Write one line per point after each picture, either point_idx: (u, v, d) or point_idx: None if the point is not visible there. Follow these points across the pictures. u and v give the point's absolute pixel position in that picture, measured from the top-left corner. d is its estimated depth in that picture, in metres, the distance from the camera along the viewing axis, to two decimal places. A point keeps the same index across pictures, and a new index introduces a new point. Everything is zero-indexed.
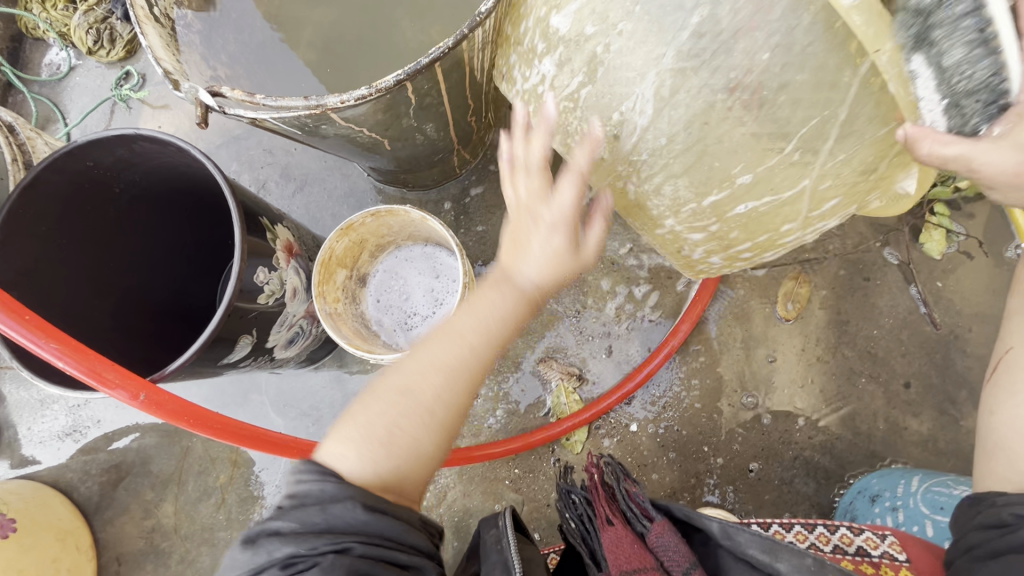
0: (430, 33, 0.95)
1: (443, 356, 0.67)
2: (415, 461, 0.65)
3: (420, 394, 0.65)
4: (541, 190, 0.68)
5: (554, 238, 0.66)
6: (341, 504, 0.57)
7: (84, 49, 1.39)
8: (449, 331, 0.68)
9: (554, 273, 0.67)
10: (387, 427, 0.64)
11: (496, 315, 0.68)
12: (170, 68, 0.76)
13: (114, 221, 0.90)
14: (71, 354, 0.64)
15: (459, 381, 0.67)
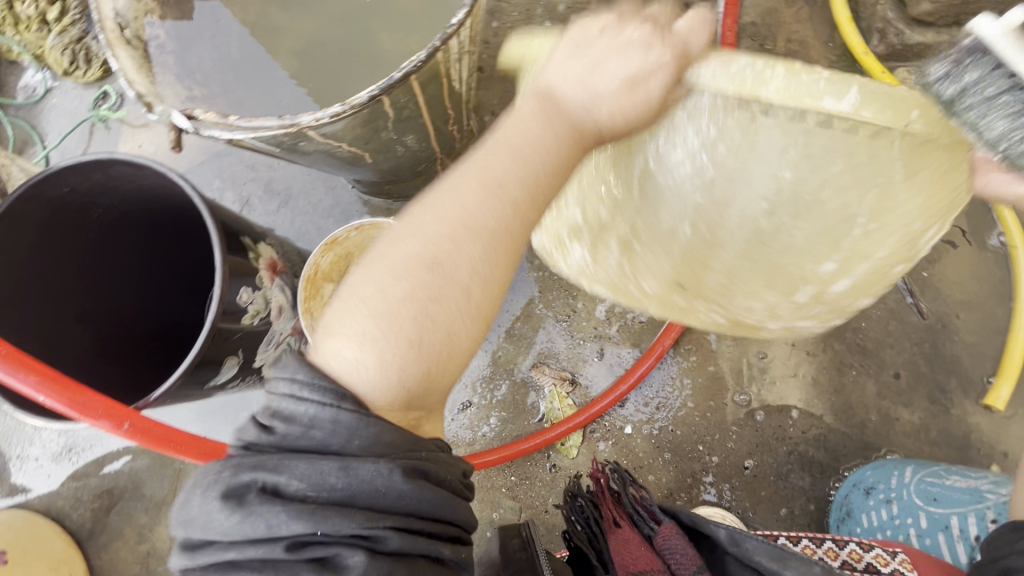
0: (408, 44, 0.95)
1: (487, 216, 0.56)
2: (450, 354, 0.56)
3: (454, 270, 0.55)
4: (624, 40, 0.58)
5: (647, 86, 0.58)
6: (370, 466, 0.48)
7: (61, 71, 1.38)
8: (487, 184, 0.57)
9: (627, 119, 0.59)
10: (416, 315, 0.54)
11: (552, 162, 0.58)
12: (143, 91, 0.75)
13: (94, 245, 0.89)
14: (50, 386, 0.63)
15: (503, 257, 0.57)
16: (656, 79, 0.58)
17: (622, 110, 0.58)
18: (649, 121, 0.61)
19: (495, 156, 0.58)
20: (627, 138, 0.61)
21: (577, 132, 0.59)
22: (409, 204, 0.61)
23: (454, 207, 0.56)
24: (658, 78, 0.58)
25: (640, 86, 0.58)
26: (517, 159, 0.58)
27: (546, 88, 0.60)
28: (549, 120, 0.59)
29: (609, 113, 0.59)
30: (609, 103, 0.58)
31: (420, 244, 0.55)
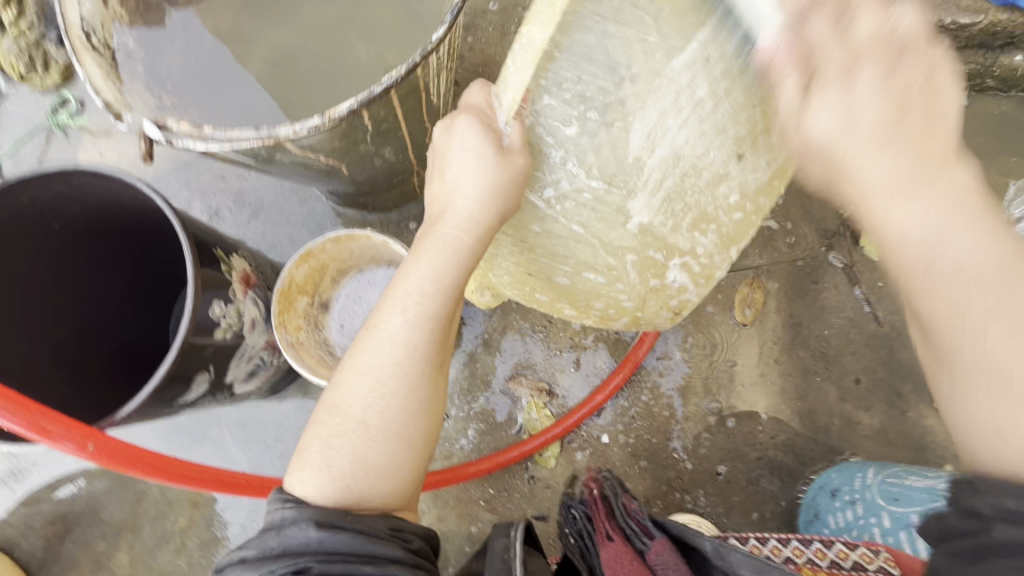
0: (384, 57, 0.96)
1: (371, 355, 0.72)
2: (369, 475, 0.69)
3: (348, 408, 0.71)
4: (447, 132, 0.73)
5: (469, 145, 0.70)
6: (296, 526, 0.63)
7: (16, 76, 1.32)
8: (372, 337, 0.72)
9: (485, 195, 0.70)
10: (324, 450, 0.69)
11: (427, 283, 0.72)
12: (111, 99, 0.74)
13: (55, 261, 0.85)
14: (10, 408, 0.60)
15: (393, 384, 0.71)
16: (474, 134, 0.69)
17: (467, 192, 0.70)
18: (502, 170, 0.69)
19: (378, 312, 0.74)
20: (494, 215, 0.71)
21: (440, 245, 0.72)
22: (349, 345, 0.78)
23: (349, 357, 0.73)
24: (472, 140, 0.69)
25: (465, 150, 0.70)
26: (393, 297, 0.73)
27: (427, 221, 0.76)
28: (419, 249, 0.74)
29: (455, 213, 0.72)
30: (452, 198, 0.72)
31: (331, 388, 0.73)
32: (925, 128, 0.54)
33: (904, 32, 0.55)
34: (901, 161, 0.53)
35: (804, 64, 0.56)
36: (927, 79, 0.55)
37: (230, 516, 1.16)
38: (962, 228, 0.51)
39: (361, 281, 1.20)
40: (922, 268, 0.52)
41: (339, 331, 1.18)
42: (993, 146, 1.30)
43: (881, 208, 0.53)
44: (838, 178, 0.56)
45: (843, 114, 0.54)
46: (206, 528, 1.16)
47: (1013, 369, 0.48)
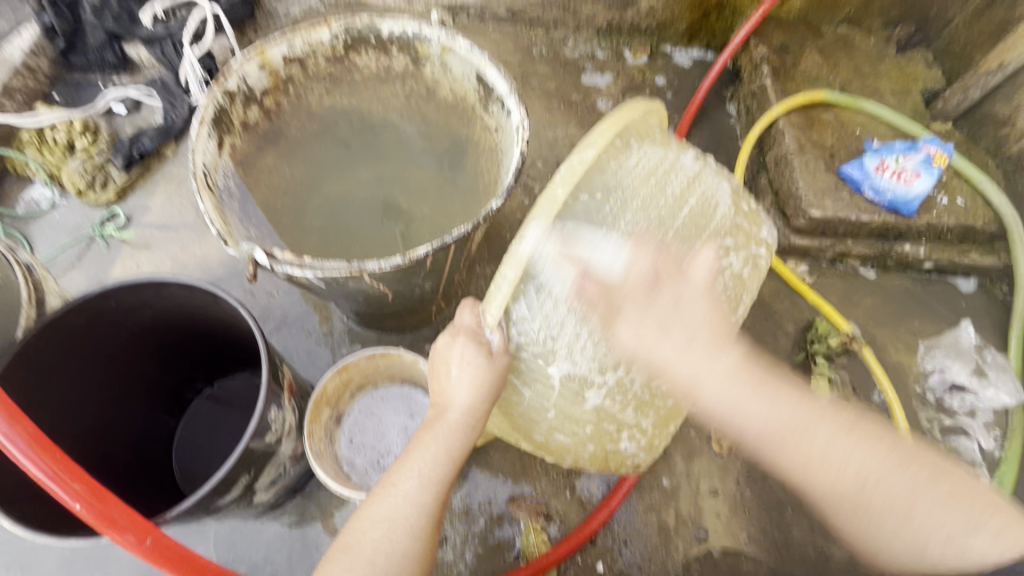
0: (422, 208, 1.26)
1: (382, 510, 0.78)
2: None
3: (362, 547, 0.76)
4: (448, 344, 0.85)
5: (465, 362, 0.81)
6: None
7: (74, 190, 1.47)
8: (388, 490, 0.80)
9: (479, 384, 0.81)
10: None
11: (439, 455, 0.82)
12: (221, 229, 0.89)
13: (111, 357, 0.96)
14: (90, 496, 0.63)
15: (401, 534, 0.77)
16: (470, 350, 0.81)
17: (462, 389, 0.81)
18: (490, 373, 0.81)
19: (398, 466, 0.82)
20: (488, 400, 0.83)
21: (447, 429, 0.83)
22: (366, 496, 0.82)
23: (363, 507, 0.80)
24: (470, 354, 0.81)
25: (462, 362, 0.81)
26: (409, 461, 0.81)
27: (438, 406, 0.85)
28: (424, 432, 0.84)
29: (456, 405, 0.82)
30: (452, 391, 0.82)
31: (352, 533, 0.77)
32: (677, 306, 0.83)
33: (655, 275, 0.83)
34: (697, 357, 0.82)
35: (612, 292, 0.82)
36: (672, 267, 0.85)
37: None
38: (750, 400, 0.83)
39: (374, 397, 1.27)
40: (730, 413, 0.83)
41: (347, 445, 1.21)
42: (901, 311, 1.62)
43: (652, 354, 0.82)
44: (651, 362, 0.83)
45: (640, 336, 0.82)
46: None
47: (861, 495, 0.80)
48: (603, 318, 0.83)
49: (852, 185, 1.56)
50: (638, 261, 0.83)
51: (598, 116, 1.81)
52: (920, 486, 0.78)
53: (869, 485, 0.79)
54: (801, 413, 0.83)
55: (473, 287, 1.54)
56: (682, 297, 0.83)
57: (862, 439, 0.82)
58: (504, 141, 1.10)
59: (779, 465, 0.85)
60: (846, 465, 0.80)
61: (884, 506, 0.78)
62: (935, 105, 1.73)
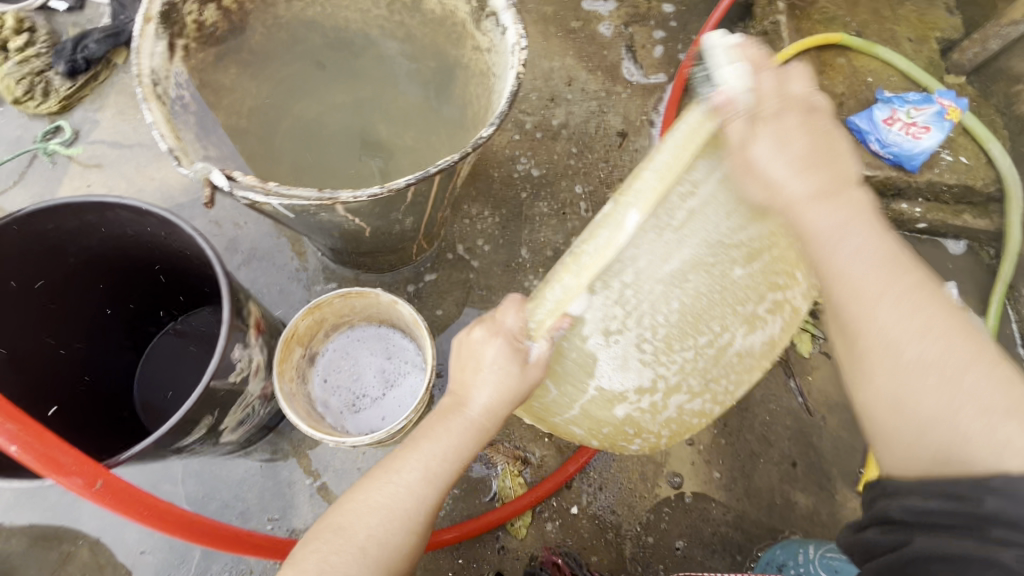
0: (405, 137, 1.16)
1: (381, 496, 0.74)
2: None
3: (353, 532, 0.72)
4: (484, 333, 0.79)
5: (495, 361, 0.76)
6: None
7: (10, 98, 1.33)
8: (387, 474, 0.76)
9: (502, 392, 0.77)
10: (319, 564, 0.69)
11: (448, 451, 0.77)
12: (173, 146, 0.80)
13: (56, 284, 0.88)
14: (28, 438, 0.58)
15: (397, 526, 0.73)
16: (502, 351, 0.76)
17: (485, 389, 0.77)
18: (521, 383, 0.77)
19: (403, 453, 0.78)
20: (511, 405, 0.78)
21: (456, 427, 0.78)
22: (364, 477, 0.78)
23: (361, 486, 0.76)
24: (498, 355, 0.76)
25: (494, 364, 0.76)
26: (416, 451, 0.77)
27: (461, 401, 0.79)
28: (435, 423, 0.79)
29: (475, 403, 0.78)
30: (475, 388, 0.78)
31: (340, 514, 0.74)
32: (831, 154, 0.72)
33: (813, 103, 0.73)
34: (815, 183, 0.71)
35: (753, 114, 0.71)
36: (828, 151, 0.72)
37: None
38: (852, 228, 0.70)
39: (350, 337, 1.22)
40: (827, 253, 0.70)
41: (321, 386, 1.17)
42: None
43: (773, 174, 0.72)
44: (770, 198, 0.73)
45: (780, 148, 0.71)
46: None
47: (896, 344, 0.65)
48: (735, 150, 0.73)
49: (858, 137, 1.49)
50: (774, 77, 0.73)
51: (598, 46, 1.67)
52: (970, 362, 0.62)
53: (923, 363, 0.63)
54: (897, 260, 0.68)
55: (455, 227, 1.46)
56: (822, 128, 0.73)
57: (937, 305, 0.66)
58: (497, 64, 0.99)
59: (851, 343, 0.70)
60: (922, 333, 0.64)
61: (905, 367, 0.64)
62: (950, 56, 1.63)
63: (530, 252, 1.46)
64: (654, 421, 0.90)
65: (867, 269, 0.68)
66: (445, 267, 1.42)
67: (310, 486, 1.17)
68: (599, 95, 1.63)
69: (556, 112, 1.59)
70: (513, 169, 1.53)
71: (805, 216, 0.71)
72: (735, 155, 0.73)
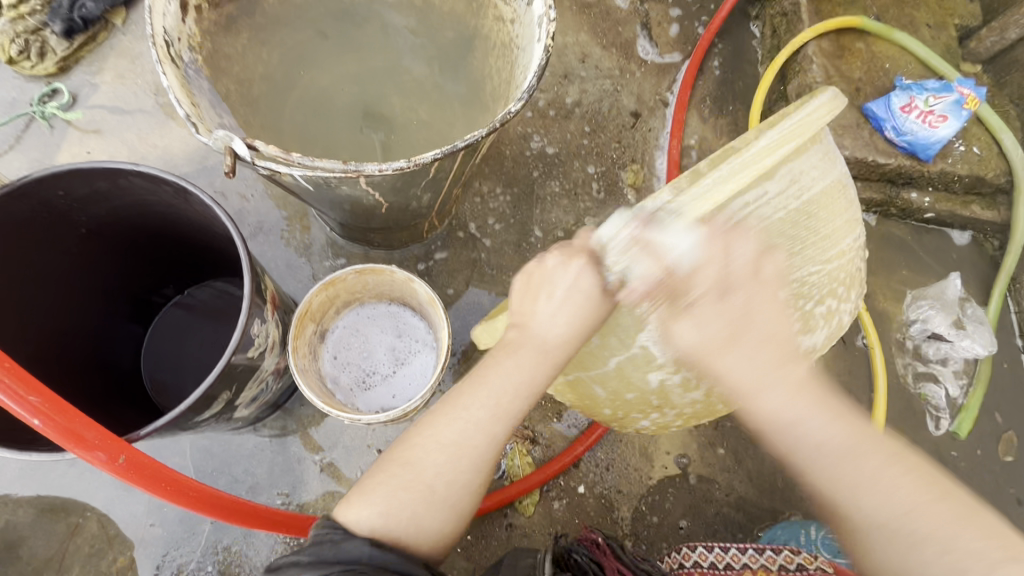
0: (418, 111, 1.11)
1: (451, 433, 0.74)
2: (422, 533, 0.72)
3: (421, 471, 0.73)
4: (564, 260, 0.77)
5: (581, 284, 0.75)
6: (353, 542, 0.68)
7: (4, 58, 1.27)
8: (459, 410, 0.75)
9: (580, 314, 0.76)
10: (388, 500, 0.72)
11: (519, 384, 0.76)
12: (190, 112, 0.76)
13: (65, 253, 0.85)
14: (50, 411, 0.56)
15: (465, 463, 0.74)
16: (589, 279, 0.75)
17: (559, 320, 0.76)
18: (598, 312, 0.76)
19: (475, 387, 0.77)
20: (581, 342, 0.78)
21: (525, 359, 0.76)
22: (427, 415, 0.78)
23: (427, 425, 0.76)
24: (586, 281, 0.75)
25: (575, 286, 0.75)
26: (485, 386, 0.76)
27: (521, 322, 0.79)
28: (506, 348, 0.79)
29: (549, 334, 0.76)
30: (547, 316, 0.77)
31: (411, 450, 0.75)
32: (771, 334, 0.70)
33: (729, 273, 0.68)
34: (762, 366, 0.69)
35: (667, 295, 0.70)
36: (745, 316, 0.68)
37: (180, 556, 1.06)
38: (811, 415, 0.69)
39: (360, 314, 1.21)
40: (793, 439, 0.70)
41: (332, 363, 1.16)
42: (892, 260, 1.60)
43: (715, 364, 0.69)
44: (715, 378, 0.71)
45: (700, 330, 0.68)
46: (147, 571, 1.05)
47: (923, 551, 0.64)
48: (662, 327, 0.72)
49: (873, 124, 1.48)
50: (728, 241, 0.69)
51: (614, 23, 1.63)
52: (960, 521, 0.64)
53: (914, 537, 0.65)
54: (860, 444, 0.69)
55: (466, 205, 1.43)
56: (752, 304, 0.69)
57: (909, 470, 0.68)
58: (521, 37, 0.96)
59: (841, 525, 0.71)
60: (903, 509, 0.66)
61: (910, 541, 0.65)
62: (967, 43, 1.62)
63: (542, 233, 1.44)
64: (681, 399, 0.90)
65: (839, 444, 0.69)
66: (455, 245, 1.40)
67: (320, 462, 1.17)
68: (613, 73, 1.59)
69: (569, 90, 1.56)
70: (525, 147, 1.50)
71: (765, 409, 0.70)
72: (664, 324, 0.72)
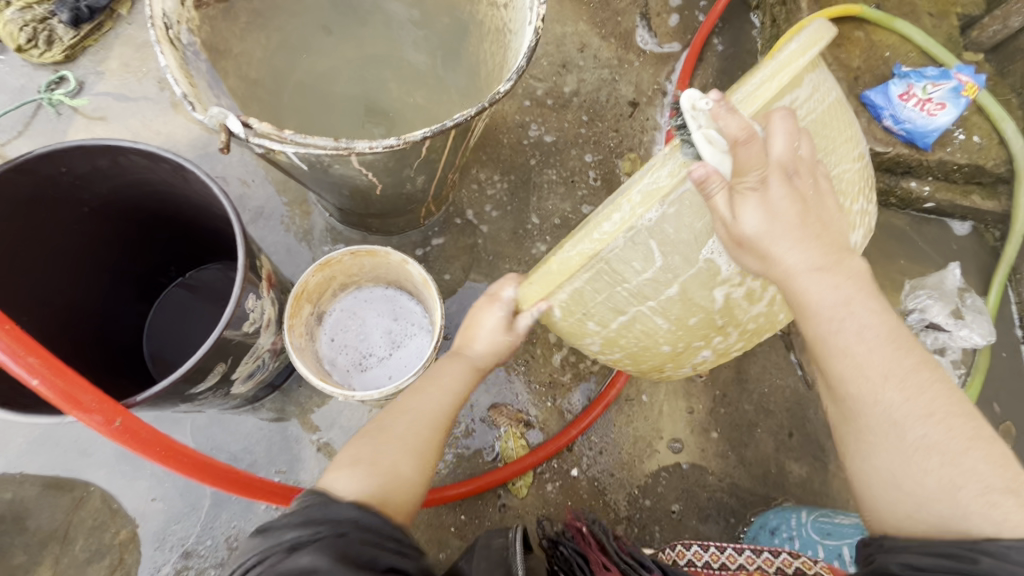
0: (415, 96, 1.16)
1: (415, 404, 0.84)
2: (402, 484, 0.74)
3: (394, 428, 0.80)
4: (485, 300, 0.89)
5: (489, 323, 0.88)
6: (341, 504, 0.65)
7: (13, 46, 1.30)
8: (420, 391, 0.86)
9: (493, 350, 0.90)
10: (371, 450, 0.76)
11: (446, 392, 0.86)
12: (187, 92, 0.79)
13: (68, 230, 0.88)
14: (49, 372, 0.59)
15: (426, 427, 0.81)
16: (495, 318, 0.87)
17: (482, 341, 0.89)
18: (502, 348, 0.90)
19: (424, 382, 0.88)
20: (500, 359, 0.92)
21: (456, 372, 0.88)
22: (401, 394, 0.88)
23: (400, 400, 0.85)
24: (493, 320, 0.88)
25: (491, 325, 0.88)
26: (425, 385, 0.87)
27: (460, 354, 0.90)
28: (442, 368, 0.89)
29: (472, 355, 0.90)
30: (471, 342, 0.90)
31: (388, 414, 0.83)
32: (824, 223, 0.71)
33: (798, 159, 0.70)
34: (814, 255, 0.69)
35: (729, 186, 0.69)
36: (817, 205, 0.71)
37: (180, 530, 1.09)
38: (861, 303, 0.69)
39: (358, 298, 1.23)
40: (831, 331, 0.69)
41: (329, 344, 1.18)
42: (889, 249, 1.60)
43: (773, 247, 0.68)
44: (765, 263, 0.70)
45: (767, 215, 0.67)
46: (148, 544, 1.08)
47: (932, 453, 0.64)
48: (719, 210, 0.71)
49: (872, 113, 1.48)
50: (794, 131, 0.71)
51: (613, 12, 1.64)
52: (969, 442, 0.64)
53: (925, 444, 0.64)
54: (899, 335, 0.69)
55: (463, 192, 1.45)
56: (813, 192, 0.71)
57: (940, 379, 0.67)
58: (514, 21, 0.97)
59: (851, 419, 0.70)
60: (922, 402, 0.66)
61: (912, 447, 0.65)
62: (969, 32, 1.61)
63: (539, 220, 1.45)
64: (747, 312, 0.88)
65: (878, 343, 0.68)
66: (452, 232, 1.42)
67: (316, 442, 1.19)
68: (611, 63, 1.60)
69: (568, 79, 1.57)
70: (523, 136, 1.51)
71: (811, 290, 0.69)
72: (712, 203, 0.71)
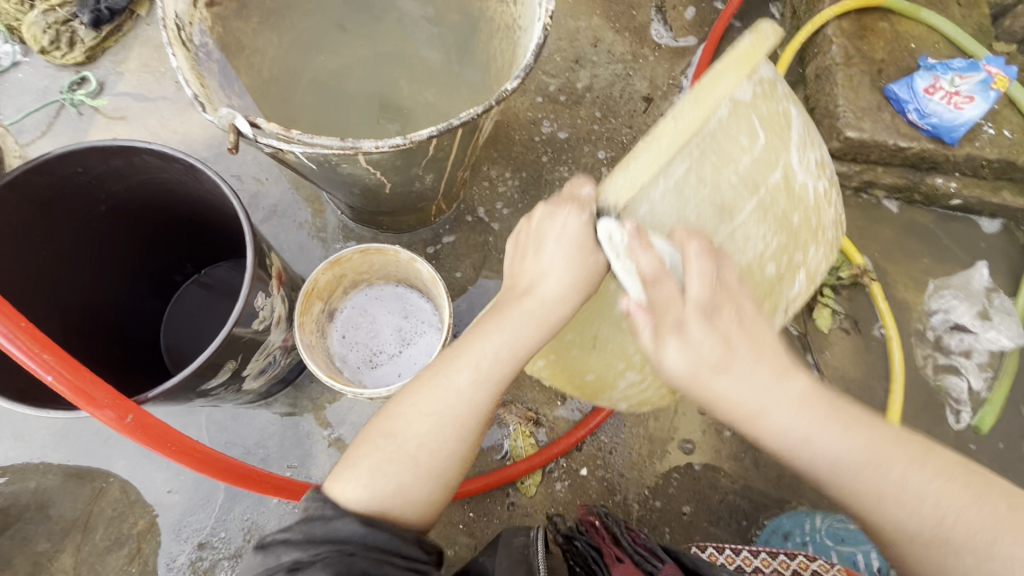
0: (426, 94, 1.13)
1: (432, 401, 0.74)
2: (408, 503, 0.71)
3: (404, 441, 0.72)
4: (551, 210, 0.76)
5: (568, 230, 0.73)
6: (343, 519, 0.66)
7: (37, 48, 1.33)
8: (445, 381, 0.74)
9: (574, 278, 0.74)
10: (374, 469, 0.71)
11: (503, 346, 0.74)
12: (198, 92, 0.80)
13: (86, 228, 0.90)
14: (63, 368, 0.60)
15: (447, 432, 0.73)
16: (578, 224, 0.73)
17: (558, 276, 0.73)
18: (588, 278, 0.74)
19: (458, 353, 0.76)
20: (579, 299, 0.74)
21: (523, 314, 0.73)
22: (405, 388, 0.78)
23: (410, 394, 0.75)
24: (574, 228, 0.73)
25: (562, 235, 0.74)
26: (467, 351, 0.75)
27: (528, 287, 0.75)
28: (495, 315, 0.76)
29: (539, 291, 0.74)
30: (540, 274, 0.74)
31: (396, 418, 0.74)
32: (761, 341, 0.66)
33: (657, 275, 0.64)
34: (728, 373, 0.63)
35: (654, 324, 0.65)
36: (750, 322, 0.66)
37: (195, 521, 1.12)
38: (822, 429, 0.63)
39: (368, 295, 1.24)
40: (798, 458, 0.64)
41: (340, 341, 1.20)
42: (913, 247, 1.55)
43: (705, 387, 0.63)
44: (708, 406, 0.65)
45: (687, 352, 0.63)
46: (165, 535, 1.11)
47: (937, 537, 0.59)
48: (646, 352, 0.66)
49: (896, 107, 1.43)
50: (700, 268, 0.65)
51: (627, 6, 1.61)
52: (972, 503, 0.59)
53: (947, 538, 0.58)
54: (874, 454, 0.62)
55: (474, 190, 1.45)
56: (739, 319, 0.66)
57: (937, 475, 0.61)
58: (523, 17, 0.96)
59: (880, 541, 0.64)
60: (917, 510, 0.60)
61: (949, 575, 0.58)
62: (1002, 22, 1.54)
63: None
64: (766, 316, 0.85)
65: (849, 460, 0.62)
66: (463, 229, 1.42)
67: (327, 437, 1.21)
68: (625, 58, 1.57)
69: (581, 74, 1.55)
70: (534, 133, 1.50)
71: (729, 404, 0.64)
72: (636, 319, 0.66)
